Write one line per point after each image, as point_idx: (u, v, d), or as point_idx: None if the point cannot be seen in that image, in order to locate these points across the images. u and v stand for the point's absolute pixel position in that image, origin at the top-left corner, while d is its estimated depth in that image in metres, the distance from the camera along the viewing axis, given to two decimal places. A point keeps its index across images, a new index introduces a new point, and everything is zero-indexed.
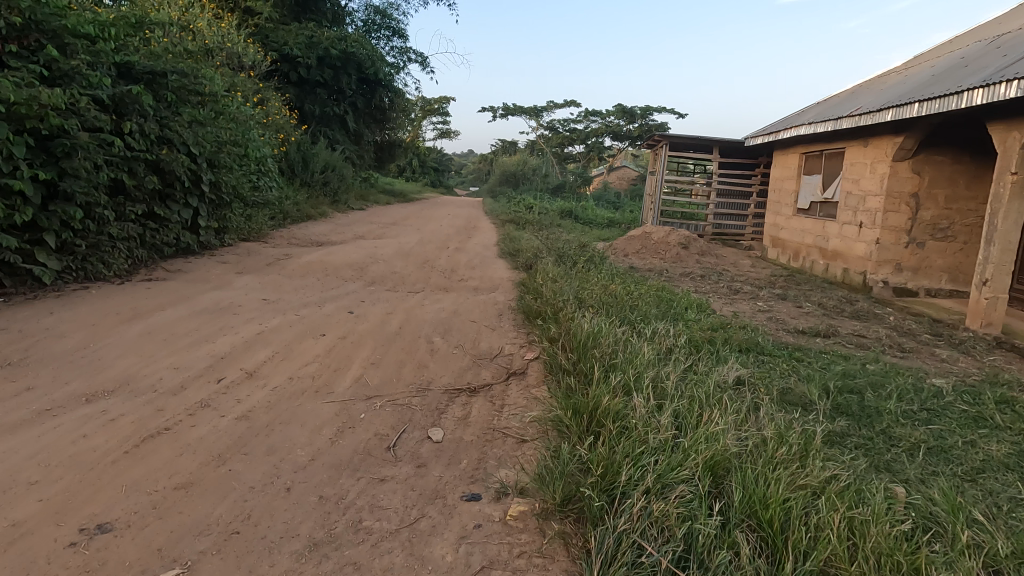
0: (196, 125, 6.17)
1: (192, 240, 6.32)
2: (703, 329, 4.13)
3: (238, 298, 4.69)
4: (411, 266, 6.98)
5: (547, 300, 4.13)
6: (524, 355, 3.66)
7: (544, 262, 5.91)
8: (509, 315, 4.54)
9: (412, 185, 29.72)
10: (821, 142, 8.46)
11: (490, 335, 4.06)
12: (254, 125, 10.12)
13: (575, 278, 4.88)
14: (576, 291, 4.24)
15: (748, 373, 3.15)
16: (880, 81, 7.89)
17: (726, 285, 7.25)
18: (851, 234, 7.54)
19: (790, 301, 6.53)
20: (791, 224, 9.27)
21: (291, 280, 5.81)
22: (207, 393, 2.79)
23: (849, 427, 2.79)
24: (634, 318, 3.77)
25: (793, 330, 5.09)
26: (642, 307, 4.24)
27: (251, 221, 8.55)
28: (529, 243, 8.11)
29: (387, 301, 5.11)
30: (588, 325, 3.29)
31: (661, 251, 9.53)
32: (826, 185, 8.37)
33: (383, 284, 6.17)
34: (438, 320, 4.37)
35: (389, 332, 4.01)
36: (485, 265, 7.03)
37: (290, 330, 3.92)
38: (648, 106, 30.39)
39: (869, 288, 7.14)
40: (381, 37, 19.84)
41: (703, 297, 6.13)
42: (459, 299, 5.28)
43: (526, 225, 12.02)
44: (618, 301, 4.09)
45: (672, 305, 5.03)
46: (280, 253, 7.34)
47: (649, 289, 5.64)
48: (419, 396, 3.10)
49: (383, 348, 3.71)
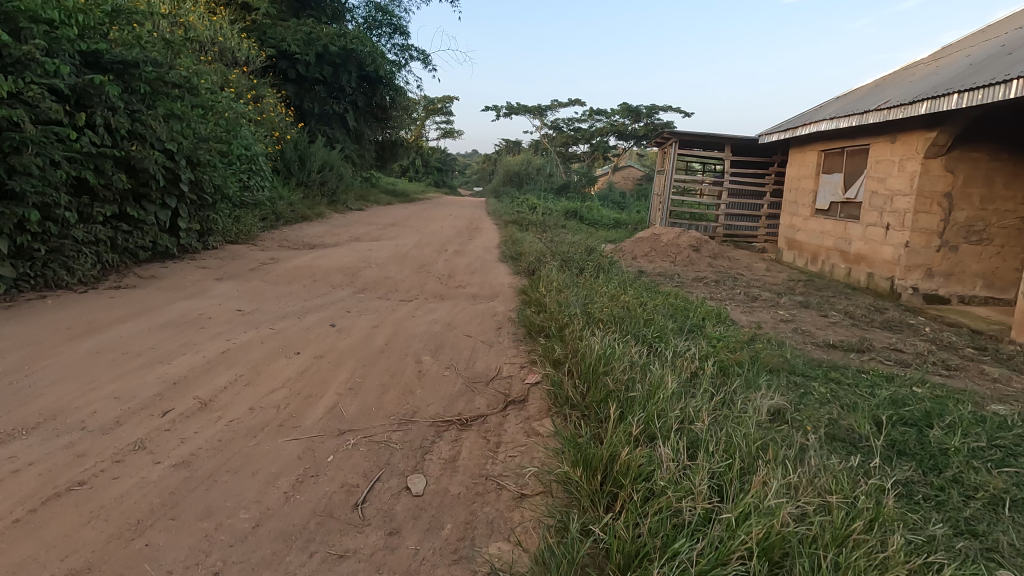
0: (173, 120, 5.74)
1: (171, 243, 5.89)
2: (728, 346, 3.66)
3: (211, 307, 4.25)
4: (405, 271, 6.52)
5: (551, 312, 3.67)
6: (524, 378, 3.20)
7: (547, 268, 5.45)
8: (508, 328, 4.09)
9: (415, 184, 29.30)
10: (843, 138, 7.95)
11: (487, 352, 3.61)
12: (245, 122, 9.71)
13: (582, 287, 4.41)
14: (584, 302, 3.77)
15: (786, 405, 2.69)
16: (908, 73, 7.38)
17: (743, 291, 6.78)
18: (877, 237, 7.05)
19: (814, 309, 6.05)
20: (809, 226, 8.77)
21: (274, 287, 5.37)
22: (146, 431, 2.35)
23: (916, 474, 2.33)
24: (650, 335, 3.31)
25: (823, 344, 4.61)
26: (659, 321, 3.77)
27: (239, 223, 8.12)
28: (533, 246, 7.64)
29: (375, 311, 4.67)
30: (599, 346, 2.83)
31: (671, 254, 9.06)
32: (848, 184, 7.87)
33: (374, 290, 5.73)
34: (429, 333, 3.93)
35: (373, 349, 3.57)
36: (485, 270, 6.58)
37: (261, 346, 3.48)
38: (654, 106, 29.88)
39: (897, 295, 6.65)
40: (383, 34, 19.44)
41: (720, 305, 5.66)
42: (455, 309, 4.82)
43: (530, 226, 11.56)
44: (631, 314, 3.62)
45: (689, 317, 4.55)
46: (268, 256, 6.91)
47: (663, 298, 5.17)
48: (401, 430, 2.65)
49: (364, 369, 3.26)
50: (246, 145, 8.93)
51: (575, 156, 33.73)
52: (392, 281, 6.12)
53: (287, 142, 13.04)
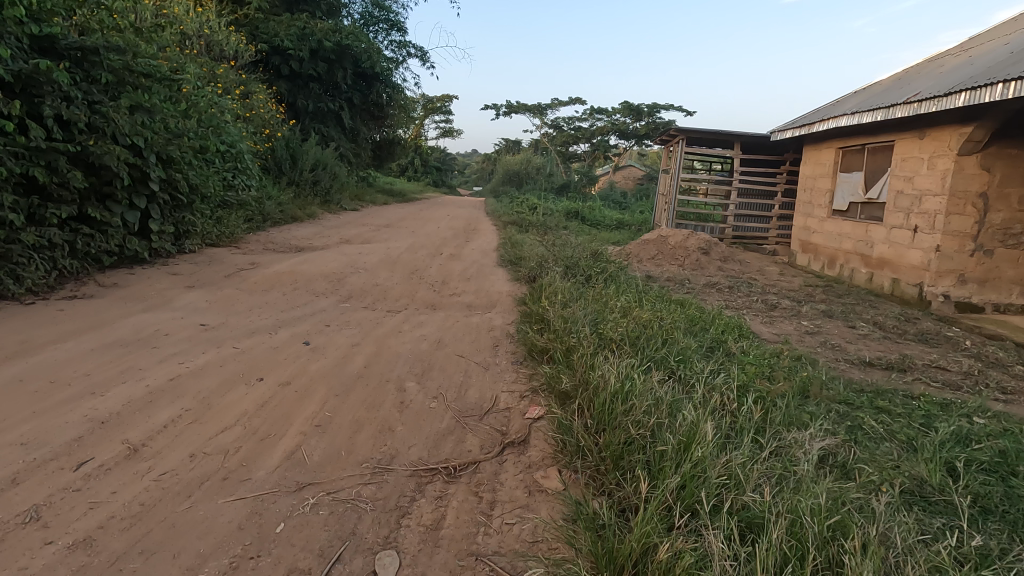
0: (141, 113, 5.27)
1: (140, 248, 5.42)
2: (759, 368, 3.19)
3: (170, 322, 3.77)
4: (396, 278, 6.04)
5: (557, 331, 3.20)
6: (525, 412, 2.71)
7: (550, 276, 4.96)
8: (506, 347, 3.61)
9: (412, 184, 28.79)
10: (864, 135, 7.46)
11: (482, 378, 3.12)
12: (229, 118, 9.21)
13: (589, 299, 3.93)
14: (593, 319, 3.29)
15: (844, 453, 2.23)
16: (935, 64, 6.91)
17: (760, 299, 6.30)
18: (903, 240, 6.57)
19: (839, 319, 5.58)
20: (825, 228, 8.29)
21: (249, 296, 4.88)
22: (48, 494, 1.87)
23: (1017, 544, 1.87)
24: (673, 358, 2.85)
25: (859, 362, 4.13)
26: (678, 339, 3.30)
27: (221, 225, 7.65)
28: (533, 249, 7.16)
29: (359, 323, 4.20)
30: (615, 378, 2.36)
31: (679, 257, 8.58)
32: (870, 184, 7.39)
33: (361, 299, 5.24)
34: (417, 353, 3.45)
35: (350, 373, 3.09)
36: (482, 275, 6.09)
37: (218, 371, 3.00)
38: (655, 104, 29.42)
39: (926, 303, 6.18)
40: (379, 31, 18.95)
41: (738, 317, 5.18)
42: (448, 322, 4.34)
43: (530, 228, 11.07)
44: (647, 331, 3.15)
45: (709, 332, 4.08)
46: (249, 260, 6.43)
47: (678, 309, 4.68)
48: (374, 484, 2.17)
49: (336, 400, 2.78)
50: (230, 142, 8.45)
51: (575, 156, 33.21)
52: (380, 288, 5.63)
53: (278, 140, 12.55)
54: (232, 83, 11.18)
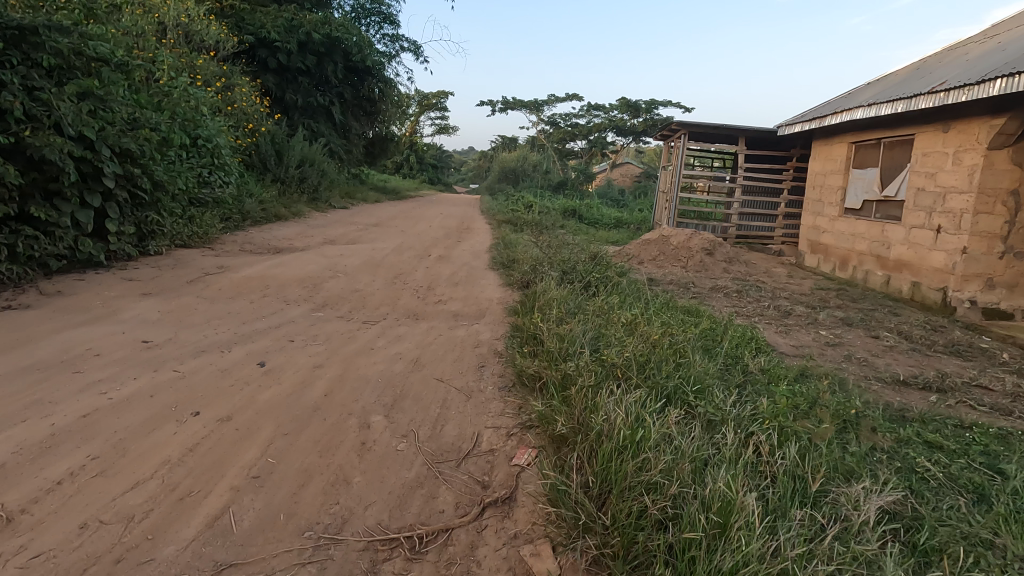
0: (91, 101, 4.84)
1: (95, 251, 4.94)
2: (787, 396, 2.73)
3: (108, 338, 3.28)
4: (378, 282, 5.55)
5: (551, 353, 2.72)
6: (513, 458, 2.23)
7: (544, 283, 4.48)
8: (494, 368, 3.13)
9: (407, 181, 28.23)
10: (881, 128, 7.00)
11: (464, 409, 2.64)
12: (203, 110, 8.70)
13: (588, 311, 3.45)
14: (594, 339, 2.81)
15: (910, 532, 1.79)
16: (957, 53, 6.46)
17: (771, 305, 5.84)
18: (924, 242, 6.12)
19: (859, 328, 5.14)
20: (837, 227, 7.83)
21: (210, 305, 4.39)
22: None
23: None
24: (690, 389, 2.38)
25: (893, 381, 3.67)
26: (693, 361, 2.83)
27: (194, 224, 7.18)
28: (527, 251, 6.68)
29: (330, 337, 3.72)
30: (625, 424, 1.89)
31: (682, 259, 8.12)
32: (886, 181, 6.93)
33: (336, 308, 4.76)
34: (390, 376, 2.97)
35: (306, 404, 2.60)
36: (471, 280, 5.61)
37: (146, 402, 2.52)
38: (654, 100, 28.91)
39: (950, 309, 5.73)
40: (372, 24, 18.41)
41: (751, 326, 4.73)
42: (430, 334, 3.86)
43: (525, 227, 10.59)
44: (657, 353, 2.68)
45: (723, 348, 3.61)
46: (220, 263, 5.93)
47: (687, 320, 4.21)
48: (315, 564, 1.69)
49: (284, 441, 2.29)
50: (203, 137, 7.96)
51: (572, 153, 32.70)
52: (359, 295, 5.14)
53: (262, 135, 12.03)
54: (212, 76, 10.66)
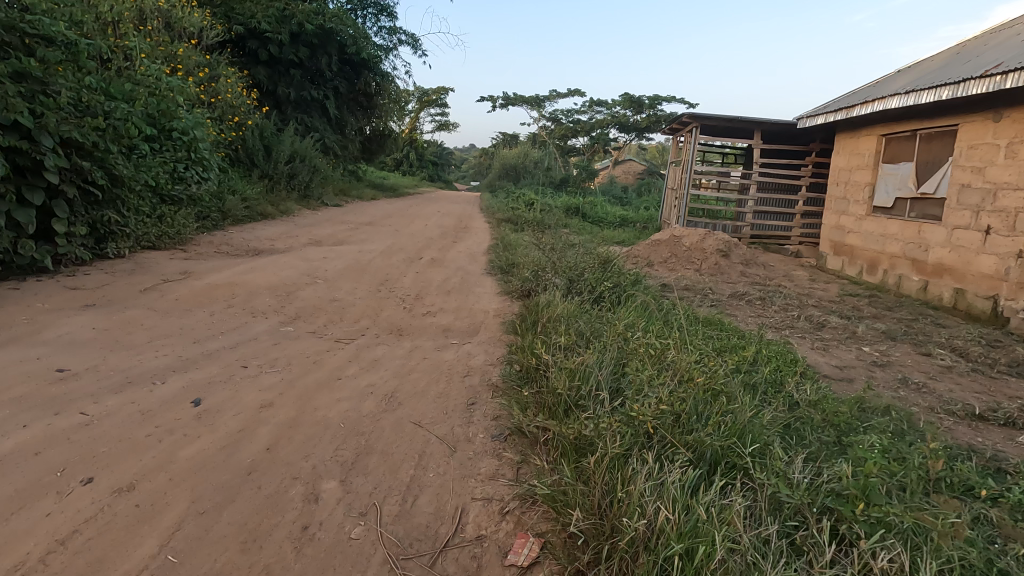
0: (28, 84, 4.28)
1: (40, 255, 4.39)
2: (858, 449, 2.15)
3: (15, 367, 2.69)
4: (360, 290, 4.94)
5: (560, 396, 2.14)
6: (509, 552, 1.64)
7: (546, 295, 3.87)
8: (488, 406, 2.51)
9: (406, 178, 27.58)
10: (917, 119, 6.40)
11: (445, 469, 2.03)
12: (177, 99, 8.12)
13: (601, 333, 2.85)
14: (612, 375, 2.24)
15: None
16: (1005, 35, 5.86)
17: (799, 315, 5.25)
18: (969, 244, 5.52)
19: (904, 342, 4.53)
20: (865, 227, 7.21)
21: (161, 320, 3.79)
22: None
23: None
24: (745, 448, 1.82)
25: (967, 414, 3.06)
26: (737, 399, 2.25)
27: (165, 223, 6.61)
28: (528, 253, 6.08)
29: (293, 360, 3.11)
30: (675, 535, 1.37)
31: (695, 262, 7.52)
32: (924, 177, 6.30)
33: (310, 321, 4.16)
34: (356, 420, 2.35)
35: (238, 465, 1.98)
36: (465, 287, 5.01)
37: (27, 462, 1.91)
38: (657, 95, 28.21)
39: (1001, 320, 5.13)
40: (368, 16, 17.76)
41: (784, 342, 4.14)
42: (413, 356, 3.25)
43: (526, 226, 9.98)
44: (695, 391, 2.10)
45: (762, 374, 3.00)
46: (187, 267, 5.33)
47: (715, 337, 3.61)
48: None
49: (198, 525, 1.68)
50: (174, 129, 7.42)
51: (574, 150, 32.06)
52: (338, 305, 4.54)
53: (250, 130, 11.42)
54: (194, 66, 10.04)
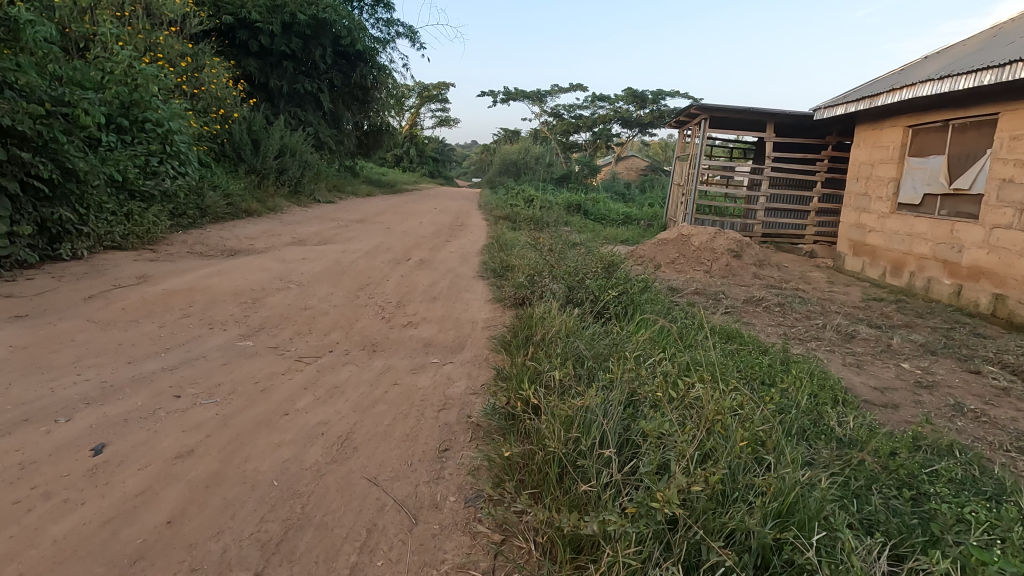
0: None
1: None
2: (937, 524, 1.68)
3: None
4: (336, 296, 4.44)
5: (550, 455, 1.65)
6: None
7: (542, 305, 3.37)
8: (464, 455, 2.02)
9: (405, 174, 27.05)
10: (950, 108, 5.87)
11: (398, 555, 1.54)
12: (151, 87, 7.63)
13: (602, 359, 2.37)
14: (622, 422, 1.74)
15: None
16: None
17: (824, 324, 4.74)
18: (1010, 245, 5.02)
19: (947, 357, 4.02)
20: (889, 226, 6.69)
21: (99, 334, 3.30)
22: None
23: None
24: (805, 541, 1.34)
25: None
26: (774, 450, 1.79)
27: (132, 221, 6.14)
28: (526, 254, 5.56)
29: (238, 386, 2.62)
30: None
31: (705, 263, 7.05)
32: (956, 172, 5.79)
33: (275, 334, 3.67)
34: (294, 476, 1.85)
35: (121, 550, 1.49)
36: (454, 293, 4.51)
37: None
38: (661, 90, 27.59)
39: None
40: (365, 7, 17.19)
41: (813, 358, 3.64)
42: (383, 379, 2.75)
43: (524, 224, 9.46)
44: (726, 445, 1.63)
45: (792, 403, 2.52)
46: (148, 270, 4.84)
47: (737, 356, 3.11)
48: None
49: None
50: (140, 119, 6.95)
51: (576, 146, 31.46)
52: (309, 314, 4.04)
53: (236, 123, 10.90)
54: (175, 55, 9.59)
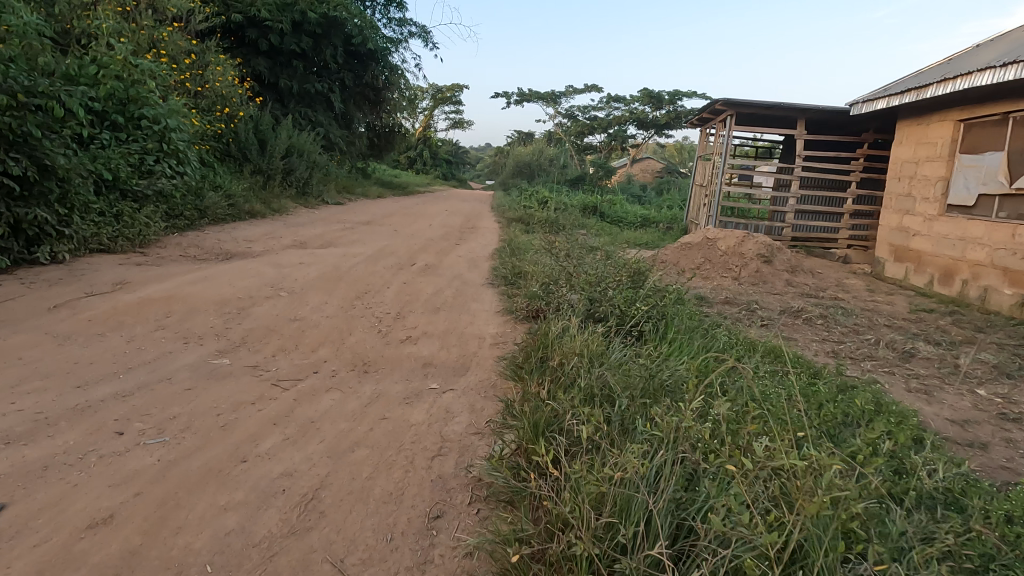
0: None
1: None
2: None
3: None
4: (330, 306, 4.01)
5: (578, 553, 1.30)
6: None
7: (559, 320, 2.91)
8: (462, 525, 1.60)
9: (416, 176, 26.76)
10: (1011, 99, 5.31)
11: None
12: (149, 82, 7.32)
13: (635, 394, 1.96)
14: (675, 504, 1.37)
15: None
16: None
17: (874, 338, 4.23)
18: None
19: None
20: (936, 230, 6.13)
21: (54, 350, 2.90)
22: None
23: None
24: None
25: None
26: (873, 531, 1.39)
27: (122, 222, 5.80)
28: (540, 259, 5.11)
29: (197, 417, 2.19)
30: None
31: (734, 269, 6.56)
32: (1018, 170, 5.25)
33: (258, 350, 3.26)
34: (236, 558, 1.41)
35: None
36: (461, 303, 4.07)
37: None
38: (677, 90, 27.00)
39: None
40: (377, 6, 16.85)
41: (874, 383, 3.14)
42: (371, 410, 2.31)
43: (538, 226, 9.01)
44: (820, 538, 1.23)
45: (866, 440, 2.08)
46: (129, 275, 4.46)
47: (790, 383, 2.63)
48: None
49: None
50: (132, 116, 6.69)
51: (590, 148, 30.93)
52: (298, 326, 3.62)
53: (242, 122, 10.59)
54: (180, 52, 9.35)
